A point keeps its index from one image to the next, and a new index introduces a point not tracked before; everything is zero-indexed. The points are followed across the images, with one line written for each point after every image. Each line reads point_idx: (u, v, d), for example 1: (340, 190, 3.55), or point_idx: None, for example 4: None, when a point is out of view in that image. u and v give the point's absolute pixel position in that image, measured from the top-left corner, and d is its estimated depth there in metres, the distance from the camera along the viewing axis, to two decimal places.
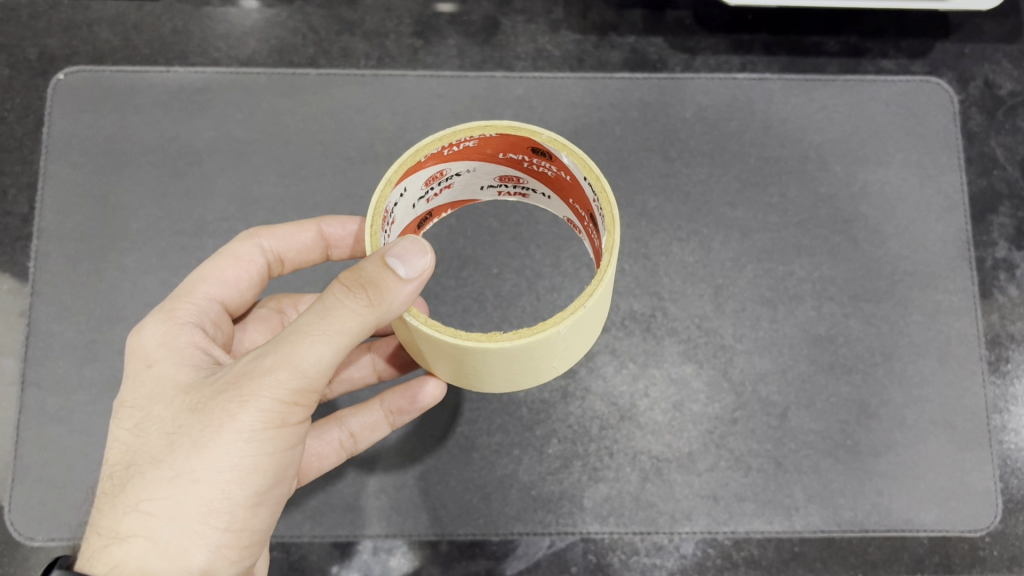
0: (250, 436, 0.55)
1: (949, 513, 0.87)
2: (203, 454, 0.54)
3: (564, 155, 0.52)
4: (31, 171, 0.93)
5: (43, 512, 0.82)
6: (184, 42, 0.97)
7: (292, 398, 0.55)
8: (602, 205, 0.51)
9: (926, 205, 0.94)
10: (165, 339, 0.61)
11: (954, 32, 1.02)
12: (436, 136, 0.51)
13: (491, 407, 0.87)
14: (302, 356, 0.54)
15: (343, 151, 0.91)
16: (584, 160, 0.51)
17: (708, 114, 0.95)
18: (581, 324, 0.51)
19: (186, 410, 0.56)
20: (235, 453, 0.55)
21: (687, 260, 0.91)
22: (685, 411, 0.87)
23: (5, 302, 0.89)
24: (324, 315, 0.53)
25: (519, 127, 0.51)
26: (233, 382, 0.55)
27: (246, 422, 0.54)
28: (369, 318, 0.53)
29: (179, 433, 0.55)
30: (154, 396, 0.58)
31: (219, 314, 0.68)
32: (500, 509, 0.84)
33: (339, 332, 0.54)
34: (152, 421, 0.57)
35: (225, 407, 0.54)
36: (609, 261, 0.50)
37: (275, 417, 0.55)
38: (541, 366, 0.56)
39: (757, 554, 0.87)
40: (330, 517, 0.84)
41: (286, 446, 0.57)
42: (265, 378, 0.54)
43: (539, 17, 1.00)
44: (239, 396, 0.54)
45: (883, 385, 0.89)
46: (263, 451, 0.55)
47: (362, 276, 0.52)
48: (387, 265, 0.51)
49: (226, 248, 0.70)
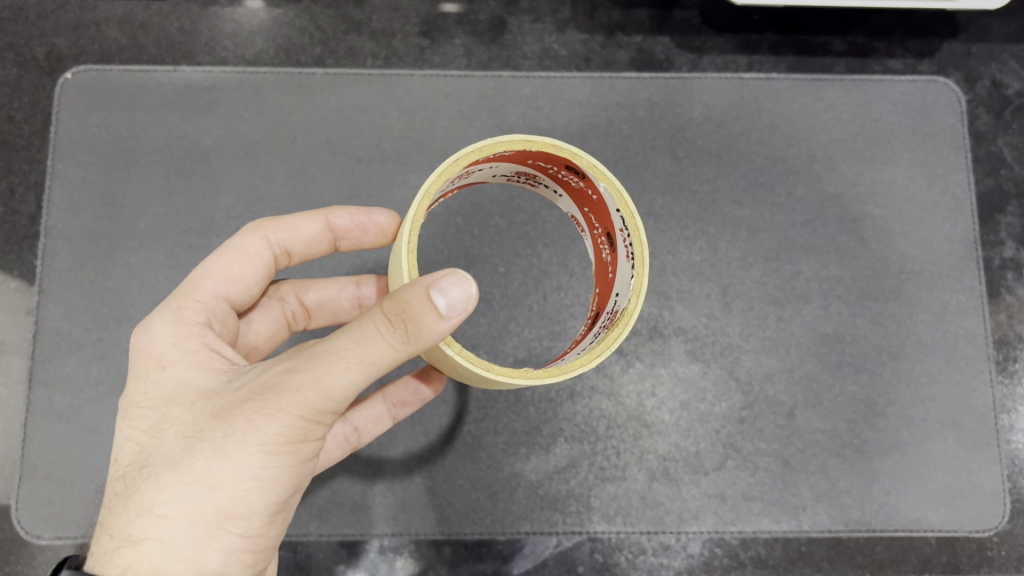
0: (271, 450, 0.54)
1: (956, 513, 0.86)
2: (222, 463, 0.54)
3: (601, 183, 0.53)
4: (39, 170, 0.94)
5: (50, 510, 0.82)
6: (192, 42, 0.97)
7: (316, 415, 0.55)
8: (634, 242, 0.52)
9: (933, 204, 0.94)
10: (180, 341, 0.61)
11: (962, 32, 1.01)
12: (478, 146, 0.51)
13: (497, 406, 0.86)
14: (332, 379, 0.53)
15: (351, 150, 0.91)
16: (620, 193, 0.52)
17: (714, 114, 0.95)
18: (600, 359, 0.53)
19: (206, 417, 0.56)
20: (254, 465, 0.55)
21: (694, 259, 0.91)
22: (692, 410, 0.87)
23: (12, 301, 0.90)
24: (360, 343, 0.53)
25: (561, 149, 0.51)
26: (257, 395, 0.55)
27: (269, 436, 0.54)
28: (404, 350, 0.52)
29: (198, 439, 0.55)
30: (173, 399, 0.58)
31: (225, 312, 0.67)
32: (507, 508, 0.84)
33: (374, 361, 0.53)
34: (171, 424, 0.57)
35: (247, 420, 0.54)
36: (635, 304, 0.51)
37: (297, 433, 0.55)
38: None
39: (764, 553, 0.87)
40: (337, 515, 0.84)
41: (305, 458, 0.57)
42: (292, 395, 0.54)
43: (546, 16, 1.00)
44: (262, 410, 0.54)
45: (890, 385, 0.89)
46: (282, 464, 0.55)
47: (404, 308, 0.51)
48: (429, 298, 0.51)
49: (231, 241, 0.70)
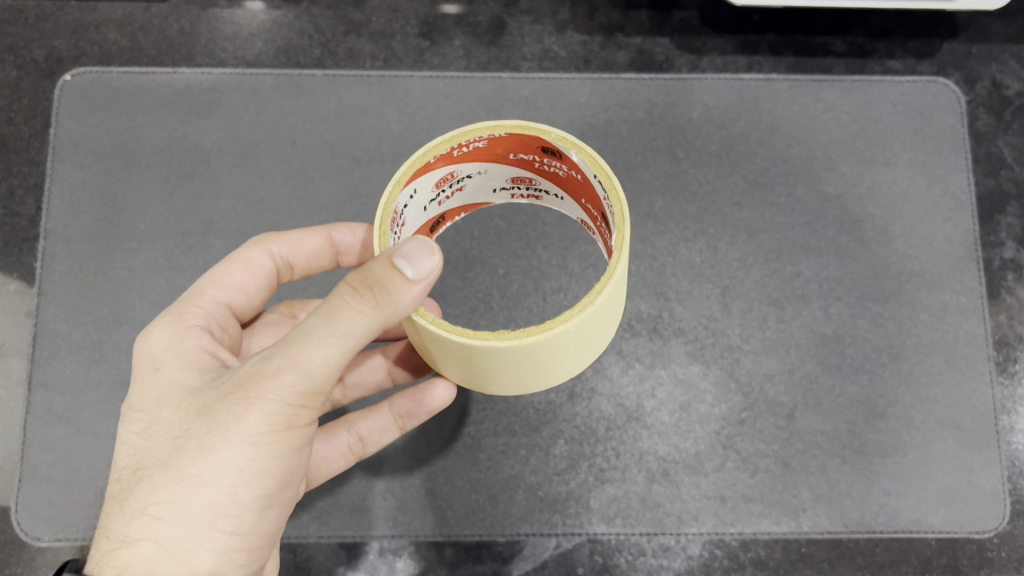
0: (257, 439, 0.54)
1: (957, 514, 0.86)
2: (210, 457, 0.54)
3: (574, 153, 0.52)
4: (38, 172, 0.94)
5: (50, 513, 0.82)
6: (192, 43, 0.97)
7: (299, 400, 0.55)
8: (613, 203, 0.51)
9: (934, 205, 0.94)
10: (172, 343, 0.61)
11: (962, 32, 1.01)
12: (446, 137, 0.51)
13: (497, 407, 0.86)
14: (309, 358, 0.53)
15: (350, 152, 0.91)
16: (593, 157, 0.51)
17: (714, 115, 0.95)
18: (592, 320, 0.51)
19: (192, 414, 0.56)
20: (242, 457, 0.55)
21: (694, 260, 0.90)
22: (692, 411, 0.87)
23: (12, 303, 0.90)
24: (332, 317, 0.53)
25: (527, 127, 0.51)
26: (239, 385, 0.55)
27: (253, 425, 0.54)
28: (376, 319, 0.53)
29: (186, 436, 0.55)
30: (161, 400, 0.58)
31: (225, 317, 0.68)
32: (507, 510, 0.84)
33: (346, 333, 0.53)
34: (160, 425, 0.57)
35: (231, 410, 0.54)
36: (619, 259, 0.50)
37: (282, 421, 0.55)
38: (553, 367, 0.55)
39: (764, 554, 0.87)
40: (337, 517, 0.84)
41: (294, 449, 0.57)
42: (272, 381, 0.54)
43: (546, 17, 1.00)
44: (245, 399, 0.54)
45: (890, 386, 0.89)
46: (270, 454, 0.55)
47: (369, 277, 0.52)
48: (394, 266, 0.51)
49: (234, 253, 0.70)
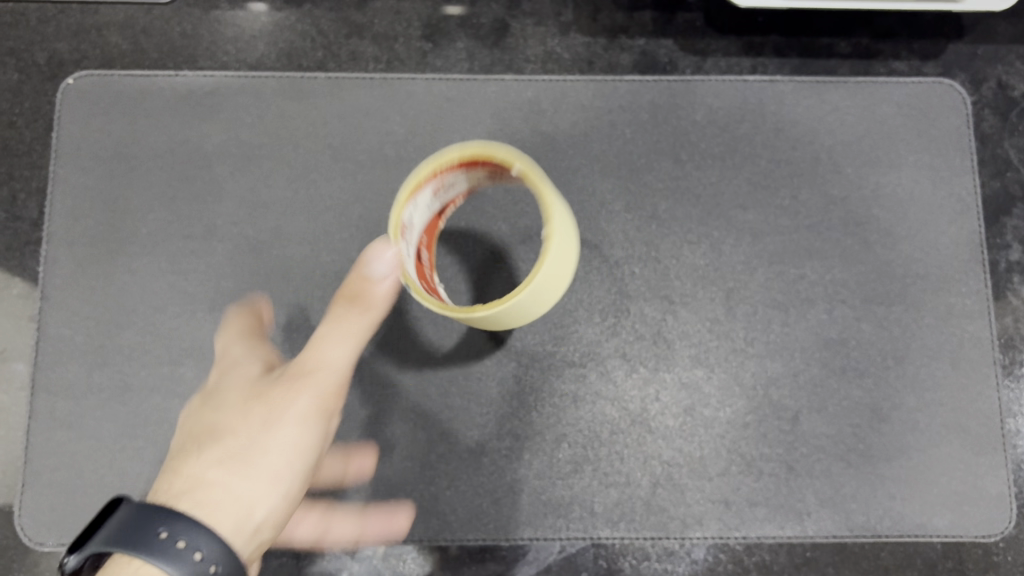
0: (306, 417, 0.69)
1: (962, 518, 0.86)
2: (271, 430, 0.68)
3: (527, 169, 0.63)
4: (40, 176, 0.93)
5: (53, 518, 0.82)
6: (194, 46, 0.96)
7: (331, 390, 0.70)
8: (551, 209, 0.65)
9: (939, 207, 0.94)
10: (232, 356, 0.75)
11: (968, 33, 1.00)
12: (426, 163, 0.63)
13: (501, 411, 0.85)
14: (333, 355, 0.69)
15: (353, 155, 0.91)
16: (539, 173, 0.63)
17: (718, 117, 0.94)
18: (540, 285, 0.69)
19: (254, 397, 0.69)
20: (295, 433, 0.68)
21: (698, 263, 0.90)
22: (696, 415, 0.87)
23: (15, 306, 0.90)
24: (339, 321, 0.70)
25: (487, 147, 0.63)
26: (290, 377, 0.70)
27: (301, 406, 0.68)
28: (369, 316, 0.69)
29: (252, 412, 0.68)
30: (226, 394, 0.71)
31: (244, 349, 0.76)
32: (511, 514, 0.84)
33: (354, 332, 0.70)
34: (226, 406, 0.70)
35: (286, 394, 0.69)
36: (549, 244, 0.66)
37: (322, 409, 0.69)
38: (521, 313, 0.73)
39: (769, 559, 0.87)
40: (338, 522, 0.83)
41: (326, 431, 0.71)
42: (312, 374, 0.69)
43: (549, 19, 0.99)
44: (296, 384, 0.69)
45: (895, 389, 0.88)
46: (315, 430, 0.69)
47: (354, 288, 0.68)
48: (366, 272, 0.67)
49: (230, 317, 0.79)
